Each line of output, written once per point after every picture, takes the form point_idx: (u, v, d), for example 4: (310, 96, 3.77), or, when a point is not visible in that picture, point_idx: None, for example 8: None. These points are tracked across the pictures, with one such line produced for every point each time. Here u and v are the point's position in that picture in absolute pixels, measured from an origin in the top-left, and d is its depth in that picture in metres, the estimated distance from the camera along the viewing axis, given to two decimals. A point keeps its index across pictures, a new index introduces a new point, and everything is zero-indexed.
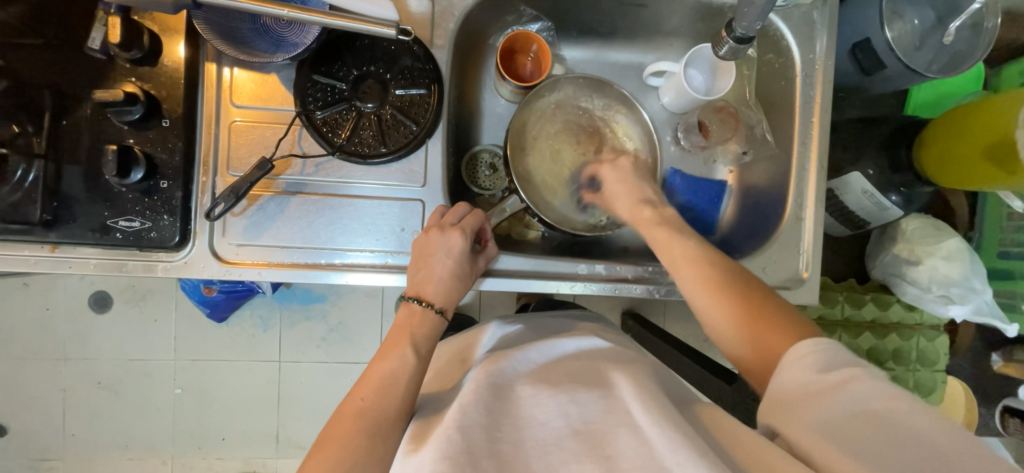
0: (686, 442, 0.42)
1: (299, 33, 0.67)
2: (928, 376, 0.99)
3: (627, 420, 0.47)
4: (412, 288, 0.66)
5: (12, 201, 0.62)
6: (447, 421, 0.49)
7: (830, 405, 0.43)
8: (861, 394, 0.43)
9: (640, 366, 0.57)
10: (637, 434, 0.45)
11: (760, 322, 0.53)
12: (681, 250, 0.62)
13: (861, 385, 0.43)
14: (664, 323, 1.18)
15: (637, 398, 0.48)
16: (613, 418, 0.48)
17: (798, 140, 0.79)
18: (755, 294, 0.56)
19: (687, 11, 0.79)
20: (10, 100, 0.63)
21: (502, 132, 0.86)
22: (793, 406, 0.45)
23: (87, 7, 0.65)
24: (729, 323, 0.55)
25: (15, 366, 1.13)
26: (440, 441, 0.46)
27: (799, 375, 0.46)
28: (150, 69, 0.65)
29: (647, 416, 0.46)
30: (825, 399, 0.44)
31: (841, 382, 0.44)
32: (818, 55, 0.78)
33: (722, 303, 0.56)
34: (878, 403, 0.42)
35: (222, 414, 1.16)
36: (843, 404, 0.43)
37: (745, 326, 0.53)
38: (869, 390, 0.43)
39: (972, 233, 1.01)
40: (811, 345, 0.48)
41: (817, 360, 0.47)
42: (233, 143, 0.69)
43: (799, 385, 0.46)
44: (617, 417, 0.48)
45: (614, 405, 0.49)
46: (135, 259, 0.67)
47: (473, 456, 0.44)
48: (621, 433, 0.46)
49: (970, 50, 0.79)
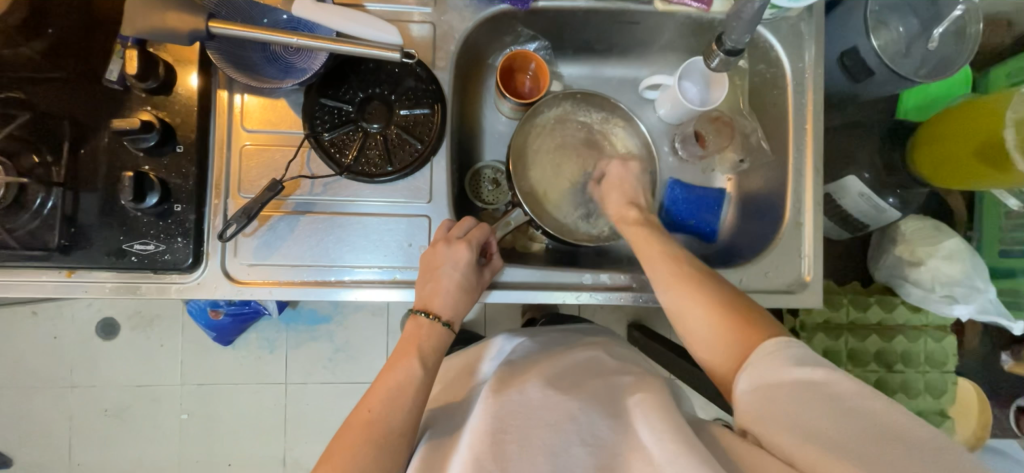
0: (690, 453, 0.44)
1: (306, 59, 0.70)
2: (938, 377, 0.98)
3: (634, 442, 0.49)
4: (420, 301, 0.66)
5: (31, 228, 0.65)
6: (462, 454, 0.50)
7: (822, 407, 0.44)
8: (841, 392, 0.45)
9: (651, 381, 0.57)
10: (646, 456, 0.47)
11: (744, 324, 0.54)
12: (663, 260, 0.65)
13: (841, 385, 0.45)
14: (669, 332, 1.18)
15: (643, 415, 0.50)
16: (626, 440, 0.49)
17: (793, 147, 0.80)
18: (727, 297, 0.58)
19: (678, 27, 0.82)
20: (28, 132, 0.65)
21: (504, 148, 0.89)
22: (773, 403, 0.46)
23: (104, 42, 0.68)
24: (708, 325, 0.57)
25: (23, 395, 1.13)
26: (460, 465, 0.49)
27: (775, 373, 0.48)
28: (165, 98, 0.68)
29: (651, 436, 0.48)
30: (807, 397, 0.45)
31: (820, 379, 0.46)
32: (807, 64, 0.81)
33: (699, 306, 0.58)
34: (852, 400, 0.44)
35: (228, 439, 1.15)
36: (824, 402, 0.44)
37: (720, 332, 0.56)
38: (845, 384, 0.45)
39: (972, 232, 1.01)
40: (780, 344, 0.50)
41: (792, 355, 0.49)
42: (244, 166, 0.71)
43: (777, 386, 0.47)
44: (626, 441, 0.49)
45: (625, 426, 0.51)
46: (149, 281, 0.68)
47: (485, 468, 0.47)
48: (632, 460, 0.48)
49: (955, 55, 0.81)
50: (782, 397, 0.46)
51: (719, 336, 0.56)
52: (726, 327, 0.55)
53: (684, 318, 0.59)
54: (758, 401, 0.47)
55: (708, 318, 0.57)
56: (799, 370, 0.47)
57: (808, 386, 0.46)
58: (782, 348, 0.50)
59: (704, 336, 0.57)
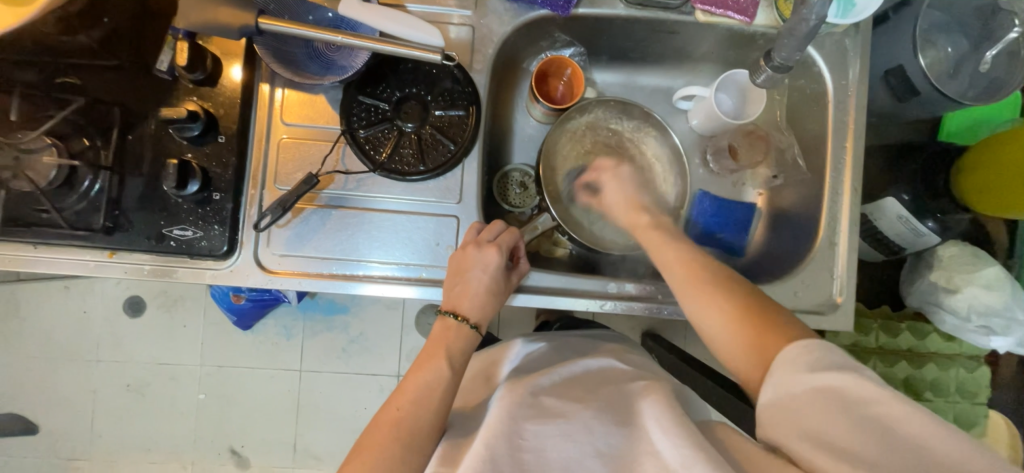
0: (703, 457, 0.43)
1: (347, 57, 0.71)
2: (969, 409, 0.95)
3: (648, 445, 0.48)
4: (449, 302, 0.67)
5: (78, 209, 0.67)
6: (475, 447, 0.49)
7: (838, 416, 0.44)
8: (860, 396, 0.43)
9: (660, 384, 0.57)
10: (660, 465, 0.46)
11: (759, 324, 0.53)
12: (678, 257, 0.63)
13: (861, 388, 0.43)
14: (685, 346, 1.16)
15: (657, 417, 0.49)
16: (637, 443, 0.49)
17: (831, 165, 0.79)
18: (739, 292, 0.57)
19: (718, 39, 0.82)
20: (79, 116, 0.68)
21: (532, 152, 0.89)
22: (791, 415, 0.46)
23: (155, 32, 0.71)
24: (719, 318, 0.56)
25: (52, 366, 1.17)
26: (470, 459, 0.48)
27: (790, 381, 0.47)
28: (211, 89, 0.70)
29: (665, 440, 0.47)
30: (824, 409, 0.44)
31: (838, 386, 0.44)
32: (850, 81, 0.79)
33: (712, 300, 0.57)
34: (875, 406, 0.43)
35: (244, 422, 1.18)
36: (840, 411, 0.44)
37: (733, 324, 0.55)
38: (871, 391, 0.43)
39: (1011, 261, 0.98)
40: (803, 345, 0.48)
41: (811, 361, 0.47)
42: (281, 159, 0.72)
43: (791, 393, 0.46)
44: (639, 445, 0.48)
45: (635, 430, 0.50)
46: (185, 266, 0.70)
47: (496, 465, 0.47)
48: (644, 460, 0.47)
49: (1008, 77, 0.78)
50: (801, 409, 0.45)
51: (733, 337, 0.54)
52: (731, 316, 0.55)
53: (703, 323, 0.58)
54: (778, 414, 0.47)
55: (722, 316, 0.56)
56: (815, 379, 0.45)
57: (826, 394, 0.44)
58: (797, 354, 0.48)
59: (717, 338, 0.56)
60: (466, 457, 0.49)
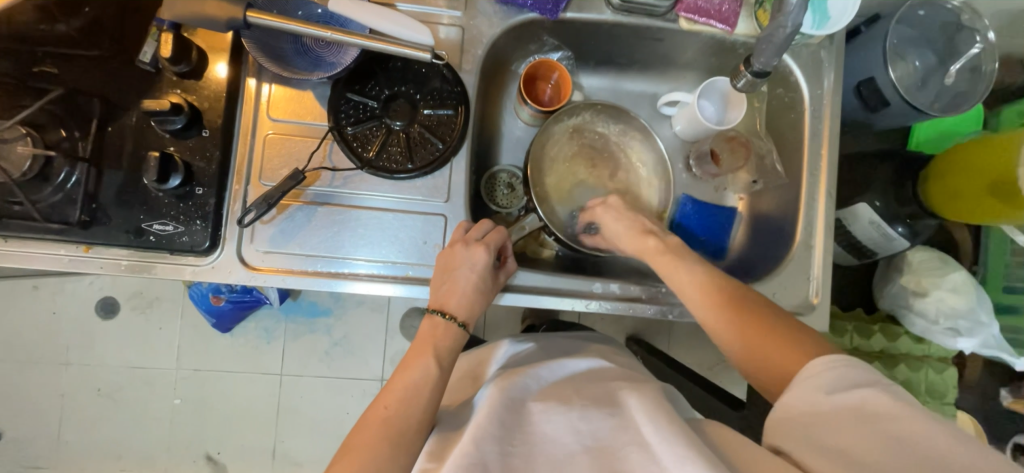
0: (689, 448, 0.44)
1: (336, 54, 0.71)
2: (937, 408, 0.99)
3: (636, 439, 0.48)
4: (435, 301, 0.67)
5: (52, 201, 0.65)
6: (462, 442, 0.49)
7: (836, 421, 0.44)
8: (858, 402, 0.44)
9: (646, 384, 0.58)
10: (646, 453, 0.46)
11: (759, 335, 0.56)
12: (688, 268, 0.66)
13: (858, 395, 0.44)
14: (669, 349, 1.18)
15: (647, 418, 0.49)
16: (624, 434, 0.49)
17: (807, 171, 0.82)
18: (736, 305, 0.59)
19: (701, 47, 0.84)
20: (56, 107, 0.66)
21: (520, 153, 0.89)
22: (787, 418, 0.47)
23: (140, 24, 0.70)
24: (731, 330, 0.59)
25: (17, 370, 1.13)
26: (457, 457, 0.47)
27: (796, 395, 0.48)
28: (195, 83, 0.70)
29: (654, 432, 0.47)
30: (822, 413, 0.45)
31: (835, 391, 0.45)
32: (825, 90, 0.82)
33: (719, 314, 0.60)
34: (874, 414, 0.43)
35: (222, 427, 1.15)
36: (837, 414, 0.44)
37: (732, 325, 0.59)
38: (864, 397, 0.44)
39: (976, 266, 1.02)
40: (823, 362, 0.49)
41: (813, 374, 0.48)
42: (266, 154, 0.71)
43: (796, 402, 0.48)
44: (627, 438, 0.48)
45: (621, 424, 0.50)
46: (164, 261, 0.69)
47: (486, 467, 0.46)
48: (632, 456, 0.47)
49: (970, 91, 0.82)
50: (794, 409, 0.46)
51: (740, 343, 0.58)
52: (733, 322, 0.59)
53: (714, 333, 0.61)
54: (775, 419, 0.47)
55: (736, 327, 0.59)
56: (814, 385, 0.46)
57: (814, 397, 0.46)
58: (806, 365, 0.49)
59: (730, 341, 0.59)
60: (452, 453, 0.49)
